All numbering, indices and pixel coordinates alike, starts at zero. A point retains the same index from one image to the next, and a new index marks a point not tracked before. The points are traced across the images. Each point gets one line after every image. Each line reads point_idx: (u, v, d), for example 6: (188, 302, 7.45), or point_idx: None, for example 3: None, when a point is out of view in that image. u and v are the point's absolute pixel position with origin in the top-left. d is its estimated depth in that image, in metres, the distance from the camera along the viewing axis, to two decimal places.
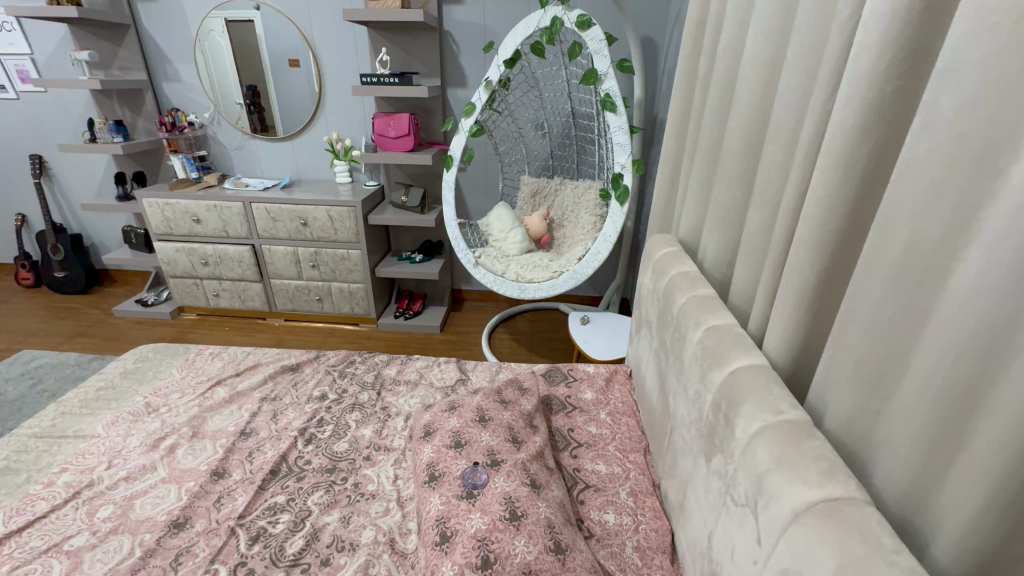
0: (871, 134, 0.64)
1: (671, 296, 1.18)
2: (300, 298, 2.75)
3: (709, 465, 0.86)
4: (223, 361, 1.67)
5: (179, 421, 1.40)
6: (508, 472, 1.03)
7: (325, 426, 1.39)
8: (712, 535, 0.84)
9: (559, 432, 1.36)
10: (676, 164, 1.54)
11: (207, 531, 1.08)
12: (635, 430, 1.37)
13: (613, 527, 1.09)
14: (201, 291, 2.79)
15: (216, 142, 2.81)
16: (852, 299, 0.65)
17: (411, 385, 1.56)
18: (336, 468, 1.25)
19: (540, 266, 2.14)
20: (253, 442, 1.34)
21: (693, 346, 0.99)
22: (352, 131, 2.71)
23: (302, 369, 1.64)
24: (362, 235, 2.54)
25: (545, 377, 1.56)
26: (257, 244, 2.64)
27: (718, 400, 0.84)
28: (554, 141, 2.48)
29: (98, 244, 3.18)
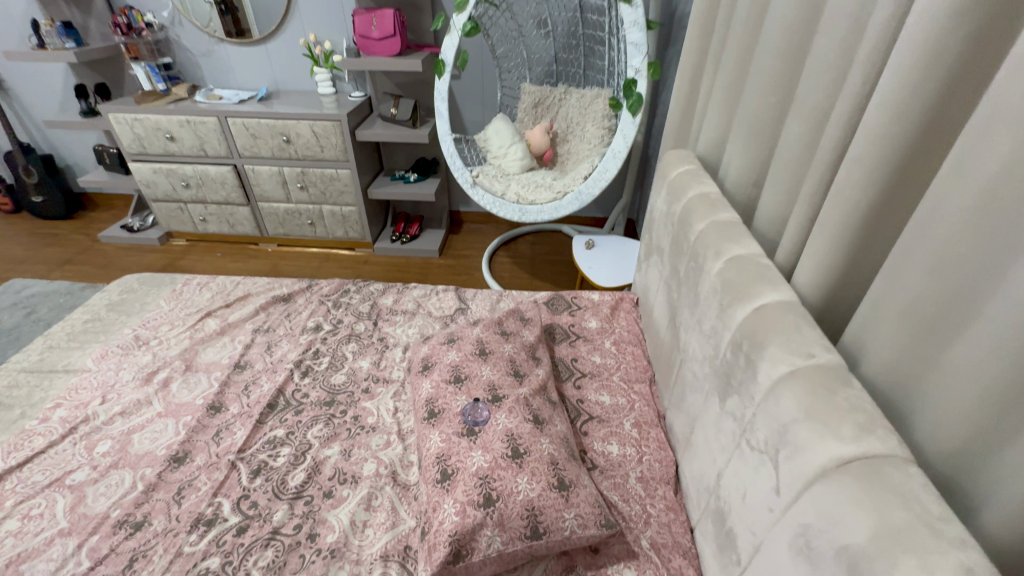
0: (970, 18, 0.49)
1: (686, 221, 1.07)
2: (292, 222, 2.62)
3: (723, 404, 0.81)
4: (212, 292, 1.60)
5: (171, 354, 1.35)
6: (510, 408, 0.99)
7: (322, 358, 1.36)
8: (722, 473, 0.81)
9: (563, 362, 1.32)
10: (698, 66, 1.35)
11: (208, 465, 1.07)
12: (640, 360, 1.33)
13: (616, 458, 1.08)
14: (187, 216, 2.66)
15: (181, 48, 2.52)
16: (918, 231, 0.55)
17: (409, 315, 1.50)
18: (335, 401, 1.23)
19: (541, 187, 2.00)
20: (248, 375, 1.30)
21: (710, 278, 0.91)
22: (331, 32, 2.41)
23: (294, 300, 1.58)
24: (350, 153, 2.35)
25: (547, 306, 1.50)
26: (239, 164, 2.46)
27: (737, 338, 0.77)
28: (559, 42, 2.20)
29: (72, 166, 3.00)
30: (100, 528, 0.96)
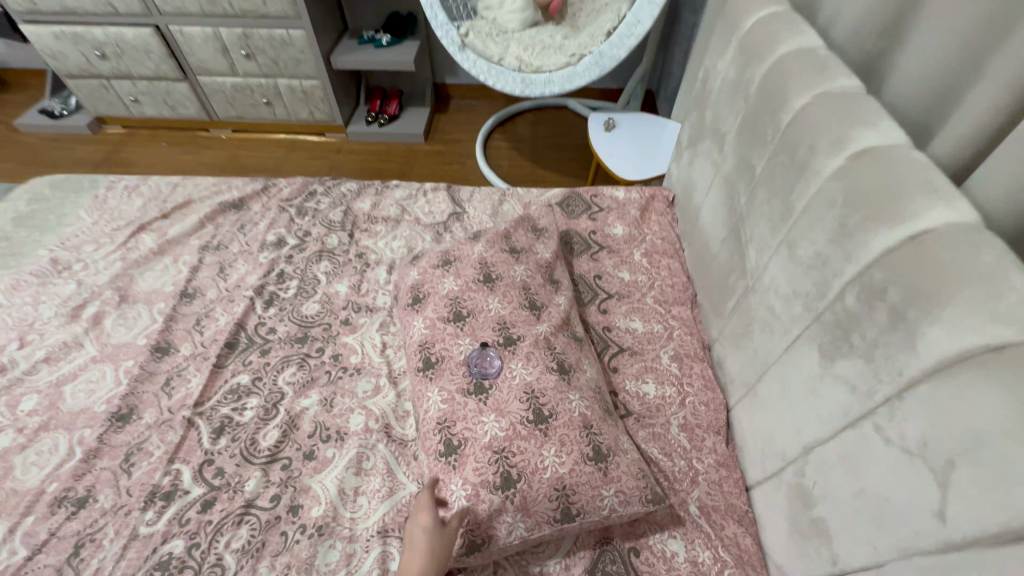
0: None
1: (776, 92, 0.75)
2: (244, 102, 2.17)
3: (830, 367, 0.59)
4: (144, 199, 1.28)
5: (100, 283, 1.09)
6: (527, 355, 0.78)
7: (288, 281, 1.10)
8: (816, 448, 0.62)
9: (584, 281, 1.08)
10: None
11: (159, 424, 0.88)
12: (678, 275, 1.09)
13: (654, 402, 0.89)
14: (115, 96, 2.19)
15: None
16: None
17: (391, 224, 1.22)
18: (308, 337, 1.00)
19: (550, 48, 1.57)
20: (199, 306, 1.06)
21: (821, 183, 0.62)
22: None
23: (248, 207, 1.27)
24: (301, 6, 1.83)
25: (562, 208, 1.21)
26: (162, 25, 1.94)
27: (875, 282, 0.52)
28: None
29: None
30: (35, 508, 0.79)
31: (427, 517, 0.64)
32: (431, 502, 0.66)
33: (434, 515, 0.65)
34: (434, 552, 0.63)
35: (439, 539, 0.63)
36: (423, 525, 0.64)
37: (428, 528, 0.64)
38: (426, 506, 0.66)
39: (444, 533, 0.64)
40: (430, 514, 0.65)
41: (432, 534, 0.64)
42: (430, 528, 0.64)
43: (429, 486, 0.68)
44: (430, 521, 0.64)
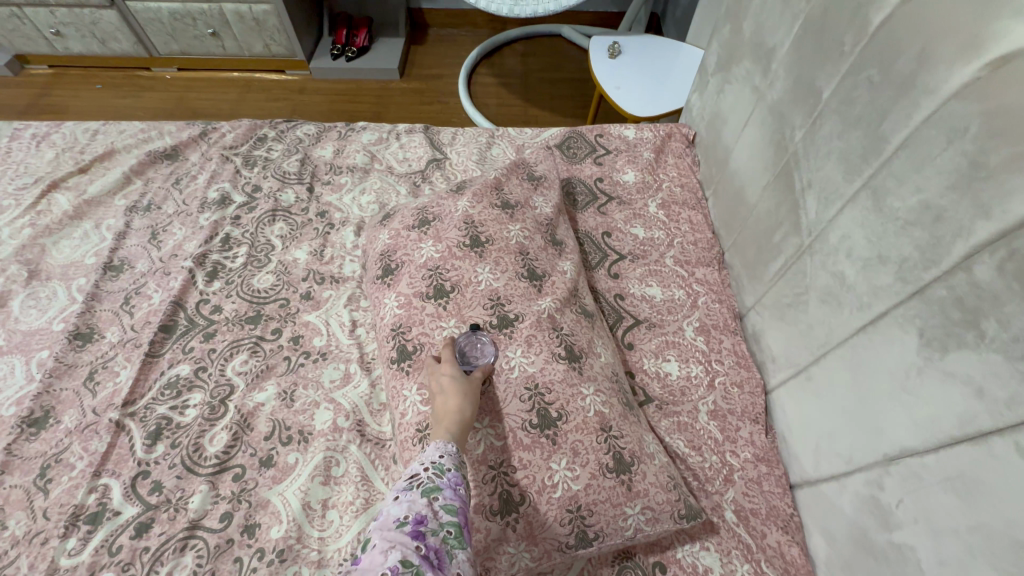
0: None
1: None
2: (186, 33, 1.87)
3: (940, 361, 0.44)
4: (55, 150, 1.06)
5: (3, 255, 0.90)
6: (528, 340, 0.62)
7: (236, 248, 0.92)
8: (902, 459, 0.48)
9: (590, 238, 0.90)
10: None
11: (81, 429, 0.72)
12: (702, 230, 0.92)
13: (678, 385, 0.75)
14: (33, 29, 1.87)
15: None
16: None
17: (359, 175, 1.02)
18: (261, 317, 0.83)
19: None
20: (128, 281, 0.88)
21: (937, 107, 0.45)
22: None
23: (185, 158, 1.06)
24: None
25: (562, 151, 1.02)
26: None
27: None
28: None
29: None
30: None
31: (454, 366, 0.58)
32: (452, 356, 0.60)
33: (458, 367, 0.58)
34: (466, 404, 0.55)
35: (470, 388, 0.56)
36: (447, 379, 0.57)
37: (456, 375, 0.57)
38: (447, 360, 0.59)
39: (475, 383, 0.57)
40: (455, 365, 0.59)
41: (460, 386, 0.56)
42: (456, 381, 0.57)
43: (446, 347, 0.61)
44: (457, 370, 0.58)
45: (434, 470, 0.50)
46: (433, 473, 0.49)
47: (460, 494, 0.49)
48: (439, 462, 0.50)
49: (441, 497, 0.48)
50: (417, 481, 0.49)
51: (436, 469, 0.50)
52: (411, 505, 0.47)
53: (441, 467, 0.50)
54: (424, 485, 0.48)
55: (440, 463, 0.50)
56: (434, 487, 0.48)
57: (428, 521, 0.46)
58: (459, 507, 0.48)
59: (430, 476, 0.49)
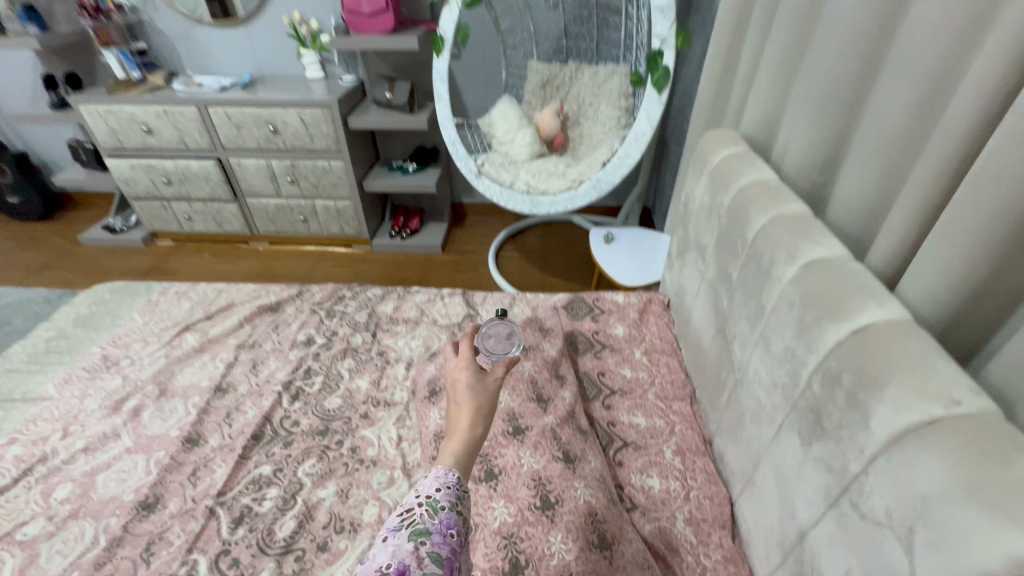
0: None
1: (740, 215, 0.90)
2: (283, 219, 2.45)
3: (809, 452, 0.64)
4: (191, 302, 1.43)
5: (143, 377, 1.20)
6: (535, 444, 0.84)
7: (314, 377, 1.19)
8: (808, 535, 0.65)
9: (588, 377, 1.15)
10: (740, 32, 1.14)
11: (182, 513, 0.92)
12: (677, 373, 1.16)
13: (659, 495, 0.92)
14: (171, 215, 2.49)
15: (156, 32, 2.31)
16: None
17: (411, 325, 1.34)
18: (329, 431, 1.07)
19: (554, 175, 1.81)
20: (231, 400, 1.15)
21: (782, 287, 0.74)
22: (319, 9, 2.21)
23: (283, 309, 1.41)
24: (342, 142, 2.17)
25: (567, 311, 1.33)
26: (224, 158, 2.28)
27: (832, 369, 0.61)
28: (570, 13, 1.90)
29: (48, 163, 2.82)
30: None
31: (471, 373, 0.72)
32: (472, 361, 0.74)
33: (476, 372, 0.72)
34: (480, 405, 0.68)
35: (484, 394, 0.69)
36: (466, 382, 0.71)
37: (472, 379, 0.71)
38: (467, 366, 0.73)
39: (489, 389, 0.71)
40: (471, 370, 0.73)
41: (476, 389, 0.69)
42: (472, 386, 0.70)
43: (467, 354, 0.76)
44: (471, 375, 0.71)
45: (430, 509, 0.57)
46: (427, 514, 0.56)
47: (447, 541, 0.55)
48: (432, 503, 0.57)
49: (430, 541, 0.54)
50: (410, 521, 0.56)
51: (429, 512, 0.56)
52: (399, 548, 0.53)
53: (436, 507, 0.57)
54: (415, 526, 0.55)
55: (435, 501, 0.57)
56: (424, 530, 0.55)
57: (412, 567, 0.51)
58: (443, 554, 0.54)
59: (423, 518, 0.56)
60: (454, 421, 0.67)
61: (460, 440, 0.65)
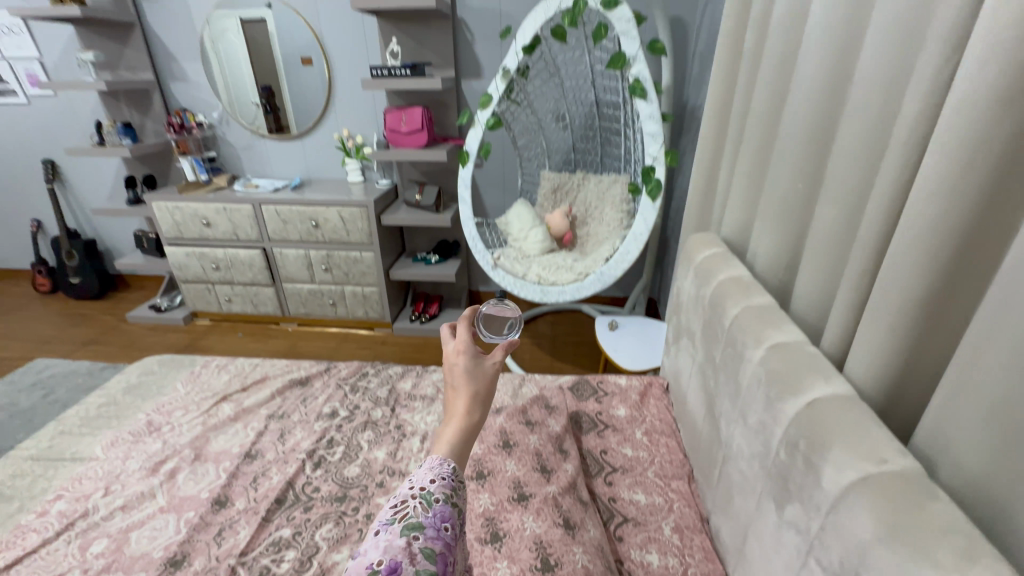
0: (1012, 114, 0.49)
1: (719, 306, 1.04)
2: (313, 302, 2.66)
3: (783, 517, 0.72)
4: (229, 374, 1.57)
5: (181, 441, 1.30)
6: (537, 510, 0.92)
7: (336, 447, 1.29)
8: None
9: (591, 454, 1.22)
10: (716, 154, 1.36)
11: (205, 571, 0.98)
12: (676, 453, 1.23)
13: (658, 571, 0.95)
14: (213, 296, 2.72)
15: (226, 143, 2.73)
16: (989, 321, 0.51)
17: (427, 401, 1.44)
18: (346, 497, 1.14)
19: (562, 268, 1.99)
20: (258, 465, 1.24)
21: (752, 367, 0.85)
22: (364, 127, 2.60)
23: (312, 383, 1.54)
24: (374, 235, 2.43)
25: (573, 391, 1.43)
26: (268, 247, 2.55)
27: (792, 437, 0.71)
28: (577, 133, 2.25)
29: (111, 249, 3.15)
30: None
31: (468, 359, 0.73)
32: (471, 346, 0.75)
33: (474, 358, 0.74)
34: (478, 391, 0.70)
35: (482, 379, 0.72)
36: (465, 366, 0.72)
37: (468, 366, 0.72)
38: (465, 351, 0.74)
39: (486, 373, 0.73)
40: (468, 357, 0.74)
41: (474, 375, 0.72)
42: (471, 371, 0.72)
43: (466, 337, 0.76)
44: (468, 364, 0.73)
45: (424, 502, 0.59)
46: (421, 507, 0.59)
47: (439, 536, 0.57)
48: (426, 497, 0.59)
49: (422, 535, 0.56)
50: (403, 515, 0.58)
51: (423, 506, 0.59)
52: (392, 542, 0.55)
53: (430, 500, 0.59)
54: (410, 520, 0.58)
55: (429, 493, 0.60)
56: (418, 524, 0.57)
57: (404, 562, 0.54)
58: (435, 549, 0.56)
59: (417, 511, 0.59)
60: (451, 405, 0.70)
61: (457, 426, 0.68)
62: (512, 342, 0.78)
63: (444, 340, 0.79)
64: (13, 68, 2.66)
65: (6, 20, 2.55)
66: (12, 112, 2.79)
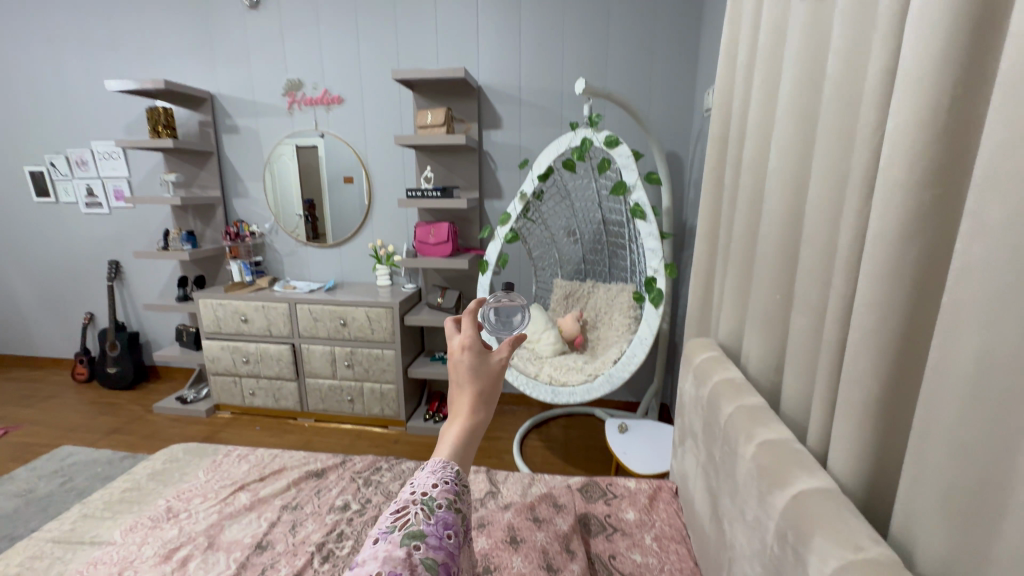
0: (913, 245, 0.61)
1: (715, 405, 1.11)
2: (332, 398, 2.74)
3: None
4: (249, 464, 1.63)
5: (197, 528, 1.34)
6: None
7: (345, 541, 1.30)
8: None
9: (599, 559, 1.21)
10: (709, 268, 1.52)
11: None
12: (686, 560, 1.21)
13: None
14: (238, 389, 2.84)
15: (272, 249, 3.05)
16: (926, 417, 0.58)
17: None
18: None
19: (573, 369, 2.08)
20: (268, 557, 1.25)
21: (746, 464, 0.91)
22: (395, 238, 2.90)
23: (326, 476, 1.58)
24: (396, 334, 2.59)
25: (581, 492, 1.44)
26: (297, 343, 2.71)
27: (782, 530, 0.75)
28: (586, 246, 2.50)
29: (151, 341, 3.37)
30: None
31: (473, 356, 0.72)
32: (477, 343, 0.73)
33: (478, 355, 0.72)
34: (482, 392, 0.70)
35: (486, 378, 0.71)
36: (469, 364, 0.71)
37: (472, 365, 0.71)
38: (470, 349, 0.72)
39: (491, 372, 0.72)
40: (472, 353, 0.72)
41: (479, 373, 0.71)
42: (475, 369, 0.70)
43: (471, 333, 0.74)
44: (471, 362, 0.71)
45: (426, 508, 0.60)
46: (423, 514, 0.60)
47: (440, 543, 0.58)
48: (429, 502, 0.61)
49: (424, 541, 0.57)
50: (404, 523, 0.58)
51: (426, 512, 0.60)
52: (394, 547, 0.55)
53: (432, 506, 0.60)
54: (410, 528, 0.58)
55: (432, 499, 0.61)
56: (419, 533, 0.57)
57: (405, 569, 0.53)
58: (436, 558, 0.56)
59: (418, 518, 0.59)
60: (455, 404, 0.71)
61: (461, 428, 0.70)
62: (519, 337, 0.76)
63: (448, 335, 0.77)
64: (104, 185, 3.12)
65: (108, 148, 3.06)
66: (93, 219, 3.20)
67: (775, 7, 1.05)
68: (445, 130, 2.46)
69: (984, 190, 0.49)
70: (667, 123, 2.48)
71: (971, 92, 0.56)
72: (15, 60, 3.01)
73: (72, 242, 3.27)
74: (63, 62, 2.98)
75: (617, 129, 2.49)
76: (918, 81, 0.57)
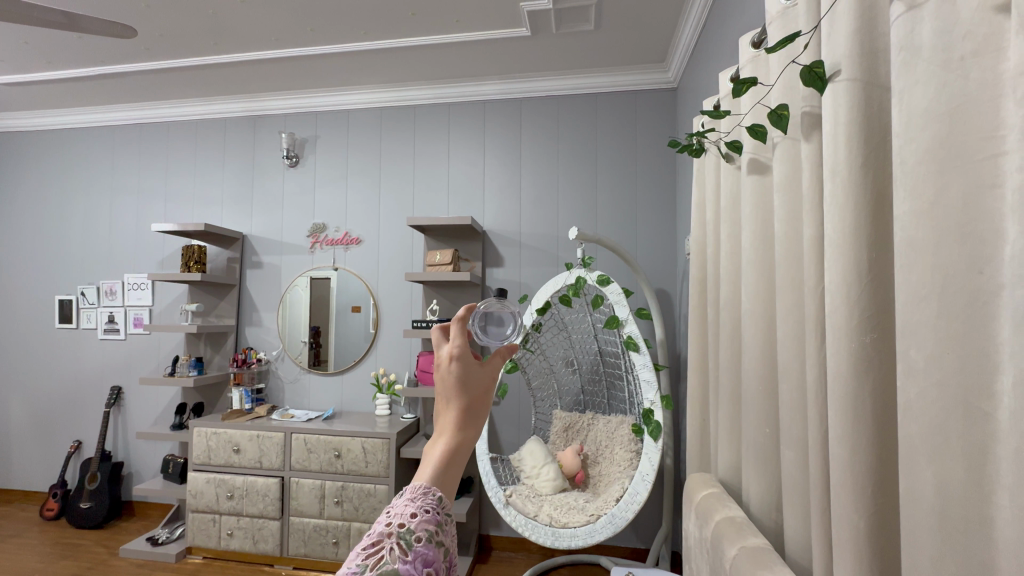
0: (865, 381, 0.69)
1: (719, 548, 1.07)
2: (316, 540, 2.54)
3: None
4: None
5: None
6: None
7: None
8: None
9: None
10: (703, 401, 1.55)
11: None
12: None
13: None
14: (216, 529, 2.64)
15: (275, 376, 3.10)
16: (909, 552, 0.57)
17: None
18: None
19: (574, 509, 1.97)
20: None
21: None
22: (397, 366, 2.96)
23: None
24: (391, 468, 2.50)
25: None
26: (287, 477, 2.60)
27: None
28: (584, 376, 2.55)
29: (133, 473, 3.23)
30: None
31: (462, 361, 0.59)
32: (466, 350, 0.60)
33: (469, 365, 0.60)
34: (473, 405, 0.59)
35: (478, 389, 0.60)
36: (458, 375, 0.59)
37: (461, 371, 0.59)
38: (458, 356, 0.59)
39: (483, 381, 0.60)
40: (462, 358, 0.60)
41: (468, 385, 0.59)
42: (466, 380, 0.59)
43: (460, 338, 0.61)
44: (459, 366, 0.59)
45: (403, 542, 0.49)
46: (399, 551, 0.48)
47: None
48: (406, 533, 0.50)
49: None
50: (377, 561, 0.47)
51: (402, 546, 0.49)
52: None
53: (410, 539, 0.49)
54: (384, 566, 0.46)
55: (409, 532, 0.50)
56: (394, 570, 0.46)
57: None
58: None
59: (393, 556, 0.48)
60: (439, 419, 0.59)
61: (447, 444, 0.58)
62: (514, 345, 0.65)
63: (433, 345, 0.64)
64: (126, 313, 3.30)
65: (138, 280, 3.29)
66: (107, 345, 3.31)
67: (730, 178, 1.27)
68: (451, 267, 2.68)
69: (903, 332, 0.58)
70: (655, 264, 2.72)
71: (879, 255, 0.69)
72: (75, 206, 3.41)
73: (80, 367, 3.33)
74: (117, 207, 3.37)
75: (610, 268, 2.72)
76: (834, 244, 0.71)
